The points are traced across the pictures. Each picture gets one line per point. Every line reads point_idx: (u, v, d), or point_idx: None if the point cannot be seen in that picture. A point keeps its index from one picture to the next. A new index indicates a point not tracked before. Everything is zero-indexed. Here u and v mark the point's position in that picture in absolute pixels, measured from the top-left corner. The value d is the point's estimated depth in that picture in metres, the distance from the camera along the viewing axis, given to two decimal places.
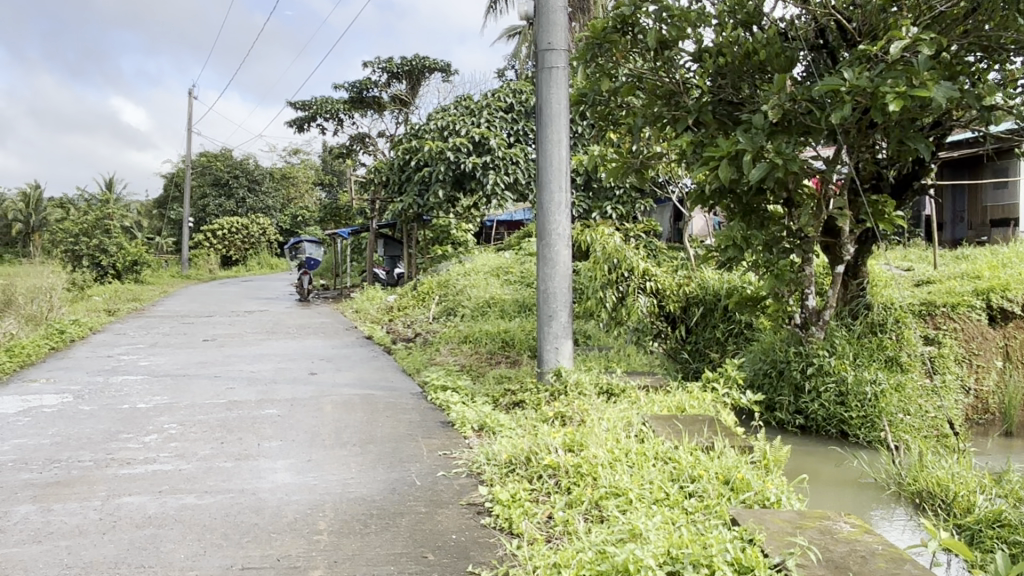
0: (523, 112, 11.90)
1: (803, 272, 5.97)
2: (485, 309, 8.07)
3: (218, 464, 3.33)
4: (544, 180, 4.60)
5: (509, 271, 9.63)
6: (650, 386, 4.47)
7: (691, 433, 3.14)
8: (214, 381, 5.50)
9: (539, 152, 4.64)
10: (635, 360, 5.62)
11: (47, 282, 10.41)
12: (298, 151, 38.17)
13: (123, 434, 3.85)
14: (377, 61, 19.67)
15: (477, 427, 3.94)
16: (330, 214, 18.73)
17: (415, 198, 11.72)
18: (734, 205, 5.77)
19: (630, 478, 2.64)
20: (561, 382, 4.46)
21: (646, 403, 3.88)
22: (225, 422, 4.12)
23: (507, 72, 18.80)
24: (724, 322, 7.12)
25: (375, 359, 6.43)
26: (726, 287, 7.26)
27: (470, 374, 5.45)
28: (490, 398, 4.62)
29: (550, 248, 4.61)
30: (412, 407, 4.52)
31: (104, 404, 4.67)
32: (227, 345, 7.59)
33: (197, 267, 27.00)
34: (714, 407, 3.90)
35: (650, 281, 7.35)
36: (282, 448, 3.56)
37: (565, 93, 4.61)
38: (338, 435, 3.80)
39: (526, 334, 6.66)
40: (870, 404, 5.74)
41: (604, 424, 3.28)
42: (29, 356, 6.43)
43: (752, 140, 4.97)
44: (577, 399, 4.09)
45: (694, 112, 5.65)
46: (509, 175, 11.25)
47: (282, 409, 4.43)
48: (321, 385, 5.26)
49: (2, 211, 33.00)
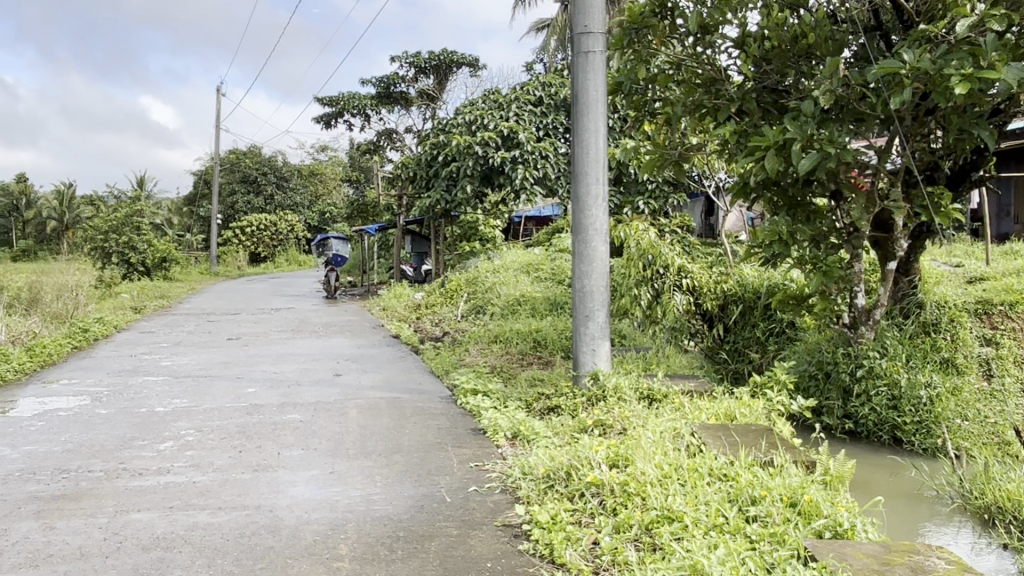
0: (553, 105, 11.58)
1: (852, 268, 5.63)
2: (515, 308, 7.82)
3: (234, 475, 3.12)
4: (580, 172, 4.34)
5: (540, 267, 9.38)
6: (693, 390, 4.19)
7: (746, 447, 2.87)
8: (237, 382, 5.32)
9: (575, 142, 4.38)
10: (674, 361, 5.34)
11: (74, 279, 10.35)
12: (326, 148, 38.18)
13: (137, 441, 3.66)
14: (404, 56, 19.48)
15: (510, 435, 3.70)
16: (357, 210, 18.60)
17: (442, 193, 11.50)
18: (779, 198, 5.45)
19: (684, 500, 2.38)
20: (598, 387, 4.19)
21: (692, 411, 3.61)
22: (245, 428, 3.92)
23: (536, 65, 18.51)
24: (765, 321, 6.81)
25: (403, 360, 6.22)
26: (766, 284, 6.96)
27: (501, 375, 5.21)
28: (523, 403, 4.37)
29: (586, 245, 4.35)
30: (441, 412, 4.28)
31: (122, 407, 4.50)
32: (252, 344, 7.43)
33: (226, 264, 27.10)
34: (765, 416, 3.63)
35: (686, 277, 7.00)
36: (304, 458, 3.34)
37: (602, 79, 4.33)
38: (363, 443, 3.57)
39: (559, 333, 6.40)
40: (925, 409, 5.41)
41: (650, 435, 3.02)
42: (51, 356, 6.31)
43: (802, 128, 4.66)
44: (616, 405, 3.83)
45: (737, 100, 5.38)
46: (538, 170, 10.96)
47: (304, 414, 4.23)
48: (346, 387, 5.05)
49: (36, 208, 33.42)
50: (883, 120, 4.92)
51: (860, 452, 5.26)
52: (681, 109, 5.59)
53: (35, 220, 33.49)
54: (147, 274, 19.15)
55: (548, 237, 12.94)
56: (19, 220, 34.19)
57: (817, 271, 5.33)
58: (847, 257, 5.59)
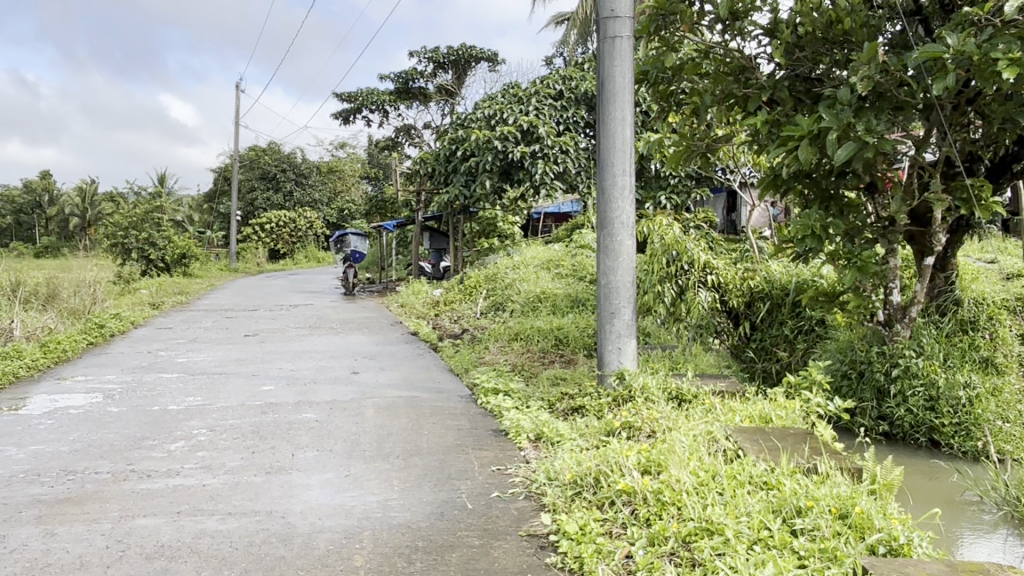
0: (573, 99, 11.39)
1: (887, 264, 5.42)
2: (536, 304, 7.66)
3: (246, 478, 2.98)
4: (606, 163, 4.17)
5: (560, 263, 9.21)
6: (723, 391, 4.00)
7: (787, 452, 2.70)
8: (252, 380, 5.20)
9: (601, 131, 4.20)
10: (700, 359, 5.15)
11: (92, 274, 10.32)
12: (345, 145, 38.14)
13: (148, 441, 3.54)
14: (423, 51, 19.36)
15: (533, 438, 3.54)
16: (376, 207, 18.53)
17: (461, 188, 11.35)
18: (811, 190, 5.24)
19: (724, 510, 2.22)
20: (624, 387, 4.02)
21: (725, 414, 3.45)
22: (258, 427, 3.79)
23: (555, 60, 18.34)
24: (793, 319, 6.61)
25: (421, 358, 6.08)
26: (795, 281, 6.76)
27: (523, 374, 5.05)
28: (546, 403, 4.21)
29: (612, 239, 4.18)
30: (461, 412, 4.13)
31: (133, 405, 4.38)
32: (269, 341, 7.32)
33: (245, 261, 27.15)
34: (802, 420, 3.45)
35: (711, 274, 6.84)
36: (318, 461, 3.20)
37: (629, 66, 4.16)
38: (380, 445, 3.43)
39: (581, 331, 6.24)
40: (965, 410, 5.13)
41: (683, 439, 2.86)
42: (65, 352, 6.23)
43: (837, 117, 4.45)
44: (645, 407, 3.67)
45: (768, 89, 5.19)
46: (558, 165, 10.78)
47: (320, 414, 4.09)
48: (363, 386, 4.91)
49: (58, 205, 33.66)
50: (923, 108, 4.70)
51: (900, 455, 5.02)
52: (709, 98, 5.41)
53: (57, 217, 33.73)
54: (166, 270, 19.16)
55: (568, 234, 12.78)
56: (41, 217, 34.44)
57: (851, 267, 5.11)
58: (883, 252, 5.39)
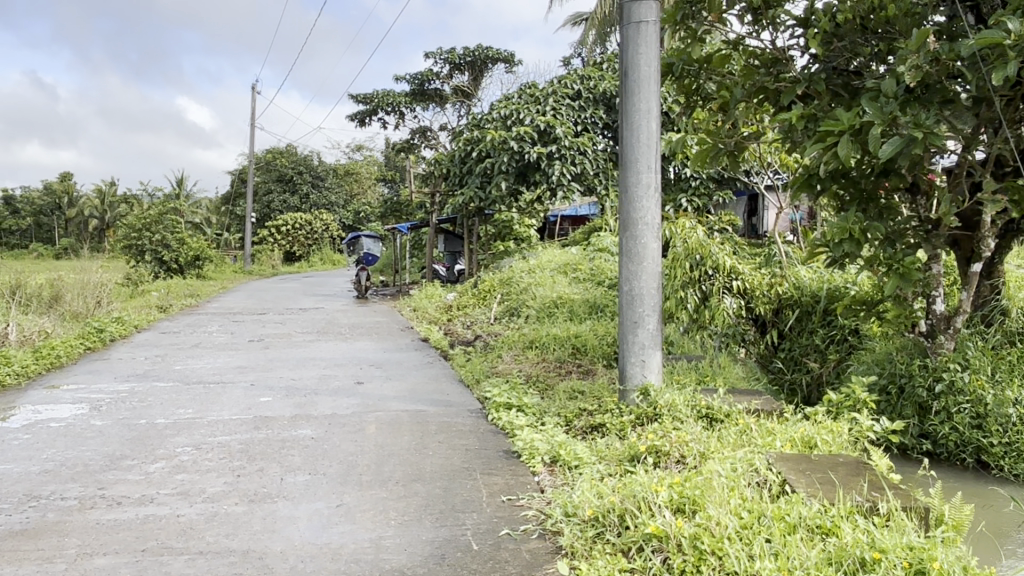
0: (592, 99, 11.02)
1: (930, 270, 5.05)
2: (551, 310, 7.32)
3: (225, 508, 2.66)
4: (629, 159, 3.82)
5: (578, 267, 8.87)
6: (757, 409, 3.64)
7: (841, 488, 2.36)
8: (249, 390, 4.88)
9: (624, 124, 3.85)
10: (728, 371, 4.78)
11: (98, 277, 10.09)
12: (362, 147, 37.98)
13: (126, 461, 3.23)
14: (439, 52, 19.08)
15: (549, 461, 3.20)
16: (391, 209, 18.28)
17: (476, 190, 11.00)
18: (848, 191, 4.86)
19: (774, 565, 1.87)
20: (649, 405, 3.68)
21: (763, 437, 3.11)
22: (249, 446, 3.46)
23: (573, 60, 18.02)
24: (824, 328, 6.22)
25: (430, 367, 5.75)
26: (827, 287, 6.36)
27: (537, 386, 4.70)
28: (563, 420, 3.87)
29: (636, 242, 3.83)
30: (471, 430, 3.79)
31: (120, 418, 4.08)
32: (273, 347, 7.01)
33: (260, 263, 26.97)
34: (849, 446, 3.10)
35: (736, 279, 6.42)
36: (310, 487, 2.88)
37: (655, 53, 3.81)
38: (378, 469, 3.10)
39: (600, 339, 5.88)
40: (1014, 430, 4.64)
41: (720, 469, 2.52)
42: (58, 358, 5.95)
43: (882, 110, 4.07)
44: (673, 428, 3.32)
45: (804, 81, 4.83)
46: (576, 166, 10.43)
47: (317, 430, 3.77)
48: (366, 397, 4.58)
49: (77, 207, 33.61)
50: (975, 102, 4.32)
51: (952, 477, 4.58)
52: (740, 92, 5.05)
53: (78, 219, 33.70)
54: (180, 272, 19.00)
55: (585, 238, 12.42)
56: (60, 218, 34.42)
57: (892, 273, 4.72)
58: (925, 259, 5.01)
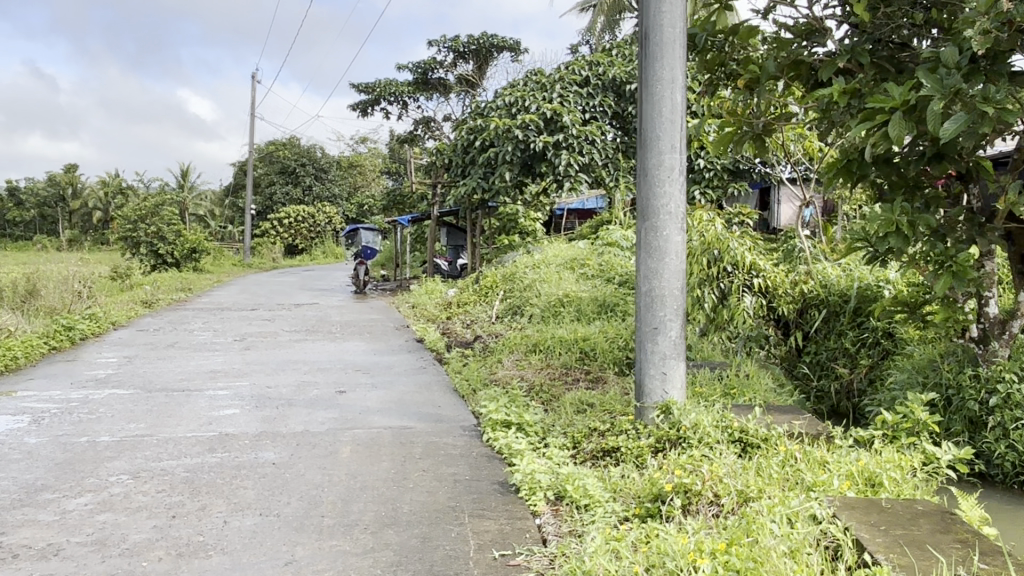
0: (600, 85, 10.38)
1: (983, 268, 4.47)
2: (557, 310, 6.75)
3: (145, 566, 2.11)
4: (649, 136, 3.25)
5: (586, 263, 8.30)
6: (800, 432, 3.06)
7: (937, 558, 1.81)
8: (216, 400, 4.33)
9: (643, 97, 3.28)
10: (757, 381, 4.19)
11: (79, 270, 9.54)
12: (365, 139, 37.42)
13: (45, 495, 2.69)
14: (443, 40, 18.52)
15: (553, 498, 2.65)
16: (393, 202, 17.74)
17: (479, 181, 10.41)
18: (890, 179, 4.28)
19: None
20: (670, 425, 3.12)
21: (813, 473, 2.57)
22: (197, 474, 2.91)
23: (580, 47, 17.39)
24: (854, 329, 5.62)
25: (422, 372, 5.21)
26: (857, 286, 5.78)
27: (540, 398, 4.14)
28: (569, 442, 3.32)
29: (657, 234, 3.26)
30: (461, 454, 3.23)
31: (58, 436, 3.52)
32: (255, 348, 6.47)
33: (261, 256, 26.47)
34: (922, 486, 2.57)
35: (758, 277, 5.90)
36: (258, 535, 2.33)
37: (681, 11, 3.24)
38: (344, 509, 2.54)
39: (611, 342, 5.29)
40: None
41: (774, 529, 1.97)
42: (14, 360, 5.40)
43: (941, 83, 3.47)
44: (704, 459, 2.76)
45: (845, 53, 4.25)
46: (584, 155, 9.83)
47: (281, 453, 3.21)
48: (346, 410, 4.03)
49: (81, 198, 33.18)
50: None
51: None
52: (770, 67, 4.46)
53: (80, 211, 33.23)
54: (176, 266, 18.43)
55: (592, 231, 11.84)
56: (63, 210, 33.87)
57: (944, 272, 4.09)
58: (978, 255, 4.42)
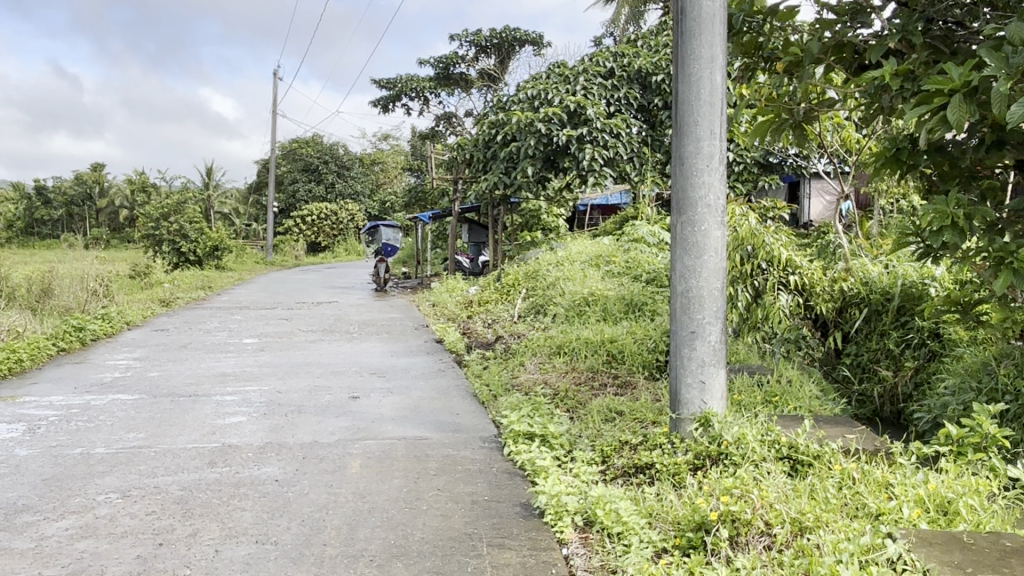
0: (626, 77, 10.02)
1: None
2: (582, 309, 6.47)
3: None
4: (684, 120, 2.95)
5: (611, 260, 8.00)
6: (857, 449, 2.76)
7: None
8: (223, 406, 4.10)
9: (677, 79, 2.99)
10: (801, 388, 3.89)
11: (95, 268, 9.40)
12: (388, 136, 37.31)
13: (23, 517, 2.46)
14: (464, 34, 18.28)
15: (582, 524, 2.37)
16: (415, 199, 17.54)
17: (501, 176, 10.12)
18: (942, 168, 3.87)
19: None
20: (710, 440, 2.83)
21: (876, 499, 2.28)
22: (192, 493, 2.67)
23: (604, 40, 17.03)
24: (898, 329, 5.28)
25: (440, 376, 4.95)
26: (900, 284, 5.43)
27: (564, 405, 3.87)
28: (598, 457, 3.04)
29: (694, 229, 2.97)
30: (481, 470, 2.96)
31: (51, 447, 3.30)
32: (270, 349, 6.25)
33: (284, 254, 26.44)
34: (1004, 515, 2.26)
35: (794, 274, 5.50)
36: (251, 568, 2.08)
37: None
38: (349, 536, 2.29)
39: (640, 343, 5.00)
40: None
41: None
42: (18, 364, 5.21)
43: (1007, 62, 3.06)
44: (752, 479, 2.47)
45: (896, 33, 3.91)
46: (609, 149, 9.52)
47: (285, 469, 2.96)
48: (359, 419, 3.78)
49: (108, 197, 33.38)
50: None
51: None
52: (813, 48, 4.11)
53: (107, 210, 33.46)
54: (199, 264, 18.38)
55: (617, 227, 11.54)
56: (90, 208, 34.06)
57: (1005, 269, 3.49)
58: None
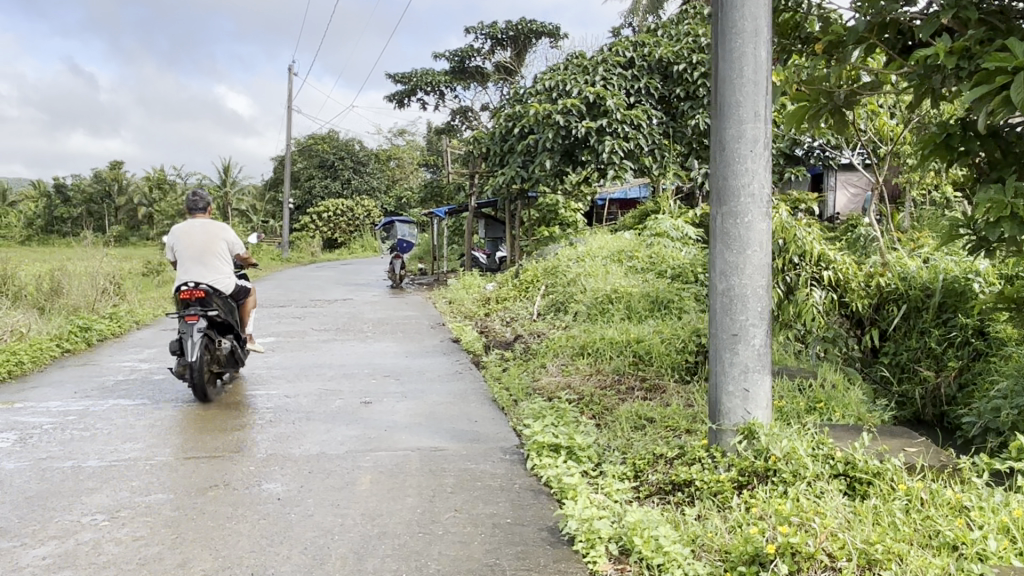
0: (646, 67, 9.68)
1: None
2: (605, 306, 6.18)
3: None
4: (724, 100, 2.68)
5: (634, 255, 7.71)
6: (922, 466, 2.48)
7: None
8: (227, 412, 3.87)
9: (717, 56, 2.71)
10: (847, 394, 3.60)
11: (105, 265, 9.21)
12: (404, 131, 37.08)
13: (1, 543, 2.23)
14: (480, 26, 17.99)
15: (617, 555, 2.11)
16: (431, 195, 17.29)
17: (518, 170, 9.88)
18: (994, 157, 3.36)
19: None
20: (756, 454, 2.55)
21: (954, 526, 2.00)
22: (186, 515, 2.43)
23: (623, 31, 16.65)
24: (939, 327, 4.98)
25: (457, 379, 4.70)
26: (942, 279, 5.08)
27: (590, 412, 3.61)
28: (631, 471, 2.78)
29: (736, 221, 2.69)
30: (502, 487, 2.70)
31: (40, 460, 3.07)
32: (280, 350, 6.02)
33: (301, 250, 26.29)
34: None
35: (828, 268, 5.05)
36: None
37: None
38: (357, 568, 2.04)
39: (668, 343, 4.73)
40: None
41: None
42: (19, 367, 5.00)
43: None
44: (807, 501, 2.19)
45: (949, 7, 3.51)
46: (630, 142, 9.23)
47: (290, 485, 2.72)
48: (371, 427, 3.54)
49: (126, 195, 33.35)
50: None
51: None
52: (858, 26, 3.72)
53: (125, 207, 33.43)
54: None
55: (637, 222, 11.24)
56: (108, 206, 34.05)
57: None
58: None
